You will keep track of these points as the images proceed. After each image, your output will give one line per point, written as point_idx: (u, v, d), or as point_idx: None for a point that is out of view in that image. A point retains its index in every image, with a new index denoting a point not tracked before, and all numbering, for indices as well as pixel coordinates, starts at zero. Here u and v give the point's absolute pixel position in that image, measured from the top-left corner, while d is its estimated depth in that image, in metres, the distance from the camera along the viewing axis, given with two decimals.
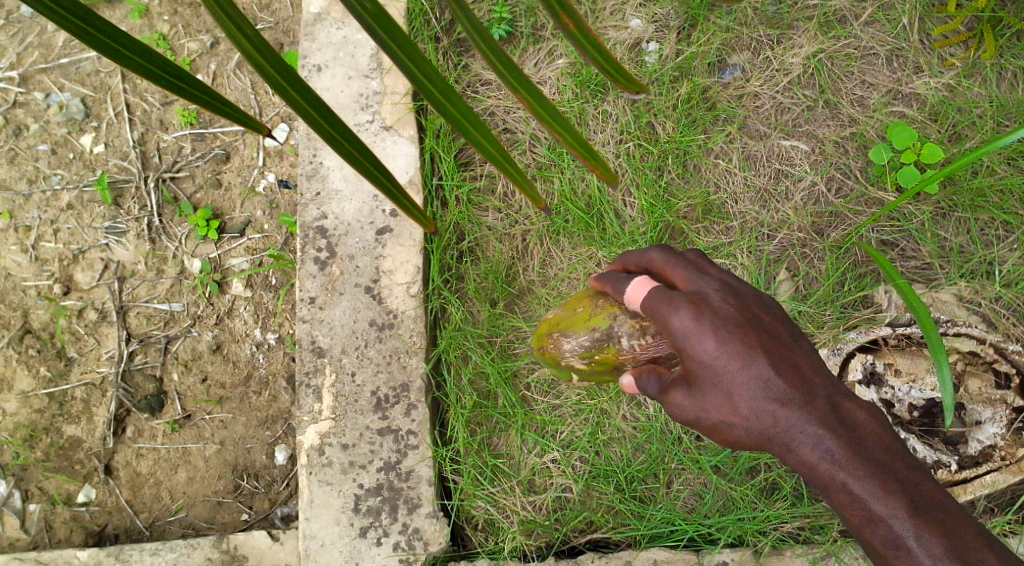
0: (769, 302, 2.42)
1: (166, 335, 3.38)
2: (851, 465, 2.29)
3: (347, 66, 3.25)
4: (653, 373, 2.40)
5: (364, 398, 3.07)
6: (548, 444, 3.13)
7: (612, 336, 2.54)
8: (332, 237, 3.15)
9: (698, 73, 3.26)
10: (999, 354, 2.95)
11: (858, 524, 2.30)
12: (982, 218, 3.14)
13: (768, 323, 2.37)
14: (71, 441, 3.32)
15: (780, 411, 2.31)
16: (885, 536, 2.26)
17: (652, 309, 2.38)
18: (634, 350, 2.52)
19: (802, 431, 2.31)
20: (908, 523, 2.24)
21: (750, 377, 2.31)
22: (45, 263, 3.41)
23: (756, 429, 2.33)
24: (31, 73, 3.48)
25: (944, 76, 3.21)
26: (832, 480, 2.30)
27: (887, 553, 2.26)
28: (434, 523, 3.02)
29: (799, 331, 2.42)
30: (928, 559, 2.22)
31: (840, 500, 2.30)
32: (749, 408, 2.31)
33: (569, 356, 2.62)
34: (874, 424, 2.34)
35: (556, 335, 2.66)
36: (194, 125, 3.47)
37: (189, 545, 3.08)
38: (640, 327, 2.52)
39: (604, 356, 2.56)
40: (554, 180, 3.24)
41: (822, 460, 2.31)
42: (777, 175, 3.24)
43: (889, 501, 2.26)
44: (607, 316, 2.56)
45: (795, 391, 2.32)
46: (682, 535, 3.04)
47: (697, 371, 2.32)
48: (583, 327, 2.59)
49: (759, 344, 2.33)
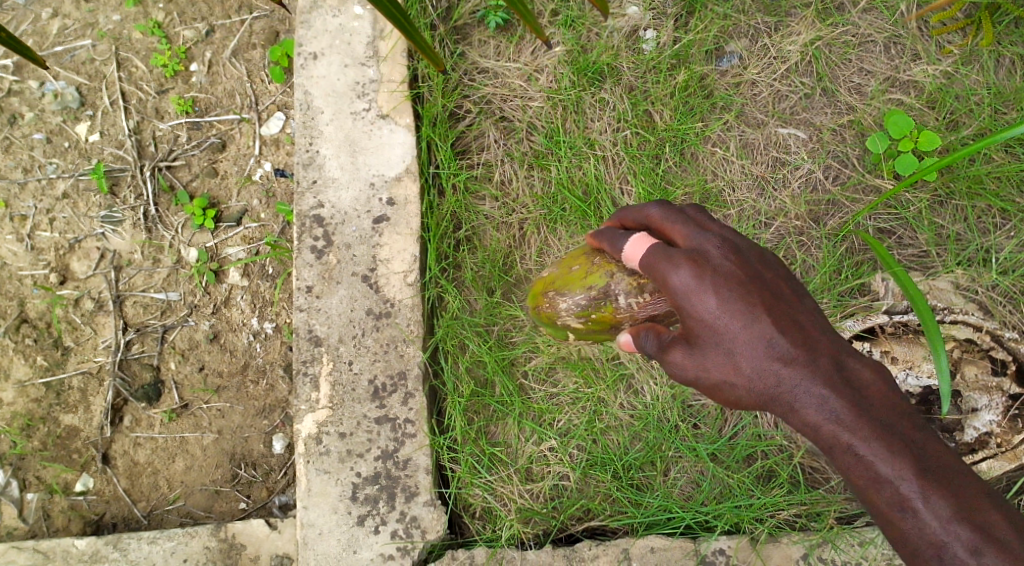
0: (771, 260, 2.43)
1: (163, 324, 3.37)
2: (856, 425, 2.29)
3: (343, 54, 3.23)
4: (651, 331, 2.41)
5: (361, 386, 3.07)
6: (545, 432, 3.13)
7: (609, 293, 2.57)
8: (329, 226, 3.14)
9: (695, 60, 3.25)
10: (995, 342, 2.98)
11: (862, 485, 2.30)
12: (979, 205, 3.13)
13: (769, 281, 2.38)
14: (68, 430, 3.32)
15: (783, 370, 2.31)
16: (890, 496, 2.27)
17: (652, 267, 2.40)
18: (632, 309, 2.55)
19: (806, 391, 2.31)
20: (915, 484, 2.25)
21: (752, 335, 2.31)
22: (41, 252, 3.40)
23: (759, 389, 2.32)
24: (26, 61, 3.47)
25: (942, 63, 3.21)
26: (837, 441, 2.30)
27: (892, 513, 2.27)
28: (432, 511, 3.02)
29: (802, 291, 2.42)
30: (934, 519, 2.23)
31: (845, 462, 2.30)
32: (751, 367, 2.31)
33: (566, 314, 2.66)
34: (879, 385, 2.35)
35: (551, 294, 2.70)
36: (190, 113, 3.46)
37: (188, 533, 3.09)
38: (637, 285, 2.54)
39: (601, 314, 2.60)
40: (551, 168, 3.24)
41: (827, 420, 2.30)
42: (774, 163, 3.24)
43: (897, 462, 2.27)
44: (603, 274, 2.59)
45: (798, 351, 2.32)
46: (679, 522, 3.04)
47: (698, 329, 2.33)
48: (579, 286, 2.63)
49: (761, 302, 2.33)
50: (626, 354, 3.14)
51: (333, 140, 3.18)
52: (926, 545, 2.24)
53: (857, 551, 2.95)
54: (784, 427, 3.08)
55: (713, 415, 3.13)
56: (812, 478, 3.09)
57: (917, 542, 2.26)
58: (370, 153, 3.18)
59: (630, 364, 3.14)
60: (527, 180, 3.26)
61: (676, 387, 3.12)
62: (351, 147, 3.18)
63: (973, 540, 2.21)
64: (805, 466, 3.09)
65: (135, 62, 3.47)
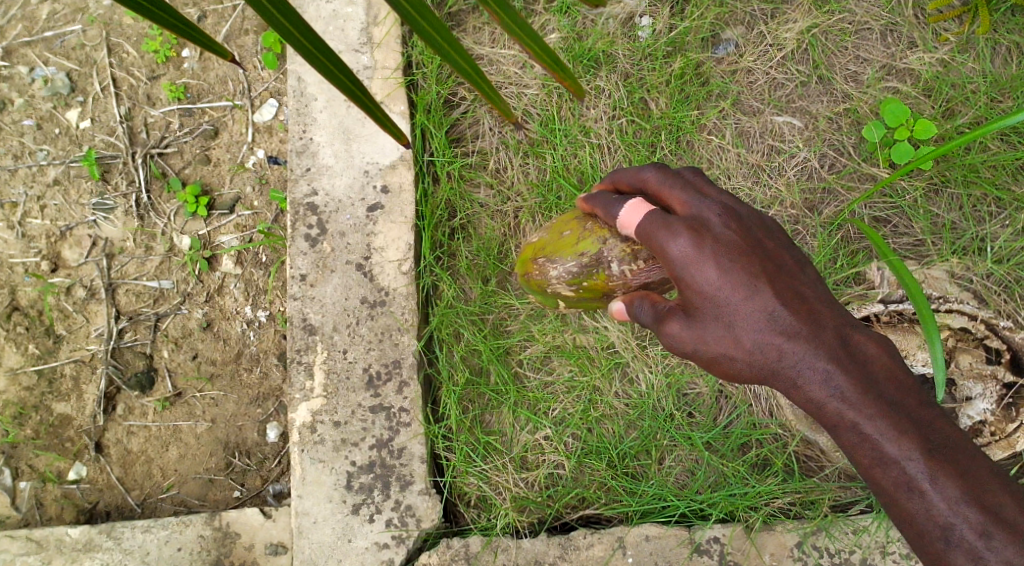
0: (772, 227, 2.43)
1: (156, 312, 3.35)
2: (861, 403, 2.30)
3: (337, 40, 3.22)
4: (646, 301, 2.41)
5: (356, 374, 3.06)
6: (540, 421, 3.13)
7: (601, 260, 2.54)
8: (323, 213, 3.13)
9: (691, 48, 3.25)
10: (990, 331, 2.98)
11: (867, 465, 2.31)
12: (974, 194, 3.13)
13: (770, 249, 2.38)
14: (61, 418, 3.31)
15: (786, 343, 2.31)
16: (896, 476, 2.27)
17: (649, 235, 2.37)
18: (625, 276, 2.53)
19: (808, 365, 2.31)
20: (922, 465, 2.26)
21: (753, 308, 2.31)
22: (32, 240, 3.38)
23: (759, 363, 2.33)
24: (16, 47, 3.43)
25: (938, 51, 3.20)
26: (842, 419, 2.31)
27: (898, 494, 2.28)
28: (427, 499, 3.02)
29: (803, 260, 2.42)
30: (941, 500, 2.24)
31: (849, 440, 2.31)
32: (752, 340, 2.32)
33: (556, 282, 2.61)
34: (883, 359, 2.35)
35: (541, 261, 2.65)
36: (182, 100, 3.43)
37: (182, 522, 3.08)
38: (631, 252, 2.51)
39: (592, 282, 2.56)
40: (546, 156, 3.22)
41: (831, 397, 2.31)
42: (769, 151, 3.23)
43: (904, 442, 2.27)
44: (595, 240, 2.55)
45: (801, 324, 2.32)
46: (673, 511, 3.04)
47: (697, 301, 2.32)
48: (570, 253, 2.58)
49: (762, 272, 2.33)
50: (621, 342, 3.14)
51: (326, 127, 3.17)
52: (932, 526, 2.25)
53: (850, 539, 2.95)
54: (779, 416, 3.09)
55: (708, 403, 3.14)
56: (806, 467, 3.10)
57: (923, 523, 2.26)
58: (365, 140, 3.17)
59: (625, 353, 3.14)
60: (522, 168, 3.25)
61: (670, 376, 3.13)
62: (345, 134, 3.17)
63: (980, 521, 2.22)
64: (799, 454, 3.09)
65: (127, 48, 3.44)
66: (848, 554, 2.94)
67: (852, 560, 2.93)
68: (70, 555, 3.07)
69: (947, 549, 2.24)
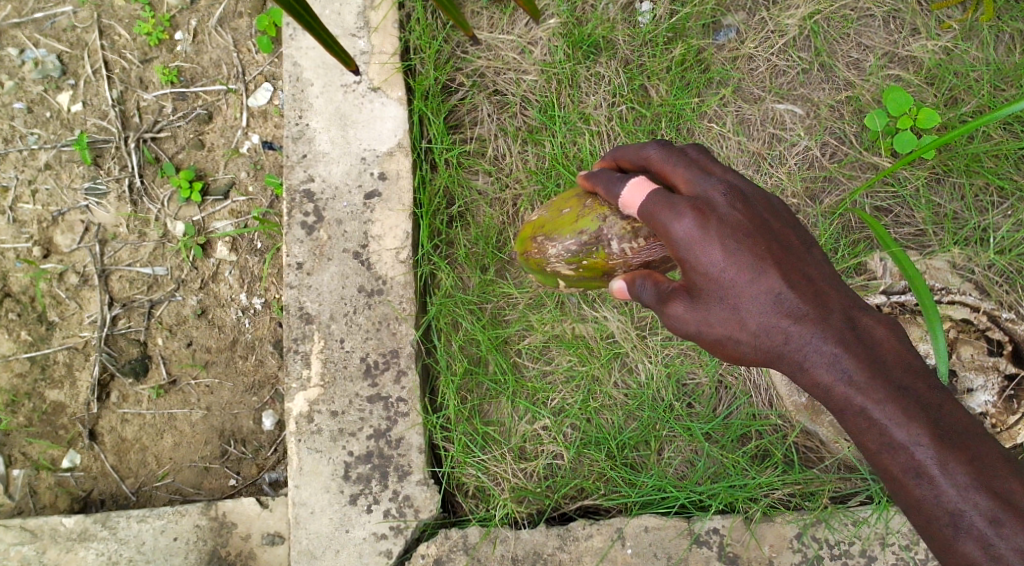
0: (779, 207, 2.41)
1: (150, 299, 3.32)
2: (870, 388, 2.27)
3: (334, 24, 3.18)
4: (648, 280, 2.38)
5: (353, 363, 3.04)
6: (538, 411, 3.11)
7: (601, 238, 2.52)
8: (320, 201, 3.09)
9: (692, 34, 3.21)
10: (992, 322, 3.00)
11: (875, 450, 2.28)
12: (976, 183, 3.10)
13: (776, 229, 2.36)
14: (54, 406, 3.27)
15: (792, 327, 2.30)
16: (905, 462, 2.25)
17: (651, 216, 2.35)
18: (625, 254, 2.51)
19: (816, 349, 2.30)
20: (930, 451, 2.24)
21: (759, 290, 2.30)
22: (23, 225, 3.33)
23: (766, 345, 2.32)
24: (5, 28, 3.38)
25: (941, 39, 3.17)
26: (850, 404, 2.29)
27: (906, 480, 2.25)
28: (424, 490, 3.00)
29: (810, 240, 2.40)
30: (950, 487, 2.22)
31: (857, 425, 2.29)
32: (757, 323, 2.30)
33: (556, 260, 2.59)
34: (892, 342, 2.33)
35: (540, 239, 2.63)
36: (175, 83, 3.38)
37: (177, 512, 3.06)
38: (631, 230, 2.49)
39: (593, 261, 2.54)
40: (544, 143, 3.20)
41: (838, 381, 2.29)
42: (770, 140, 3.21)
43: (912, 428, 2.25)
44: (595, 217, 2.53)
45: (807, 306, 2.31)
46: (672, 502, 3.02)
47: (701, 283, 2.31)
48: (569, 231, 2.56)
49: (769, 254, 2.32)
50: (621, 331, 3.13)
51: (322, 114, 3.13)
52: (941, 512, 2.23)
53: (850, 530, 2.93)
54: (778, 406, 3.08)
55: (708, 394, 3.13)
56: (806, 457, 3.10)
57: (931, 509, 2.24)
58: (361, 127, 3.13)
59: (624, 343, 3.13)
60: (521, 155, 3.22)
61: (669, 365, 3.12)
62: (341, 121, 3.13)
63: (991, 508, 2.20)
64: (798, 445, 3.09)
65: (119, 30, 3.39)
66: (846, 545, 2.93)
67: (852, 552, 2.92)
68: (66, 545, 3.04)
69: (954, 535, 2.22)
